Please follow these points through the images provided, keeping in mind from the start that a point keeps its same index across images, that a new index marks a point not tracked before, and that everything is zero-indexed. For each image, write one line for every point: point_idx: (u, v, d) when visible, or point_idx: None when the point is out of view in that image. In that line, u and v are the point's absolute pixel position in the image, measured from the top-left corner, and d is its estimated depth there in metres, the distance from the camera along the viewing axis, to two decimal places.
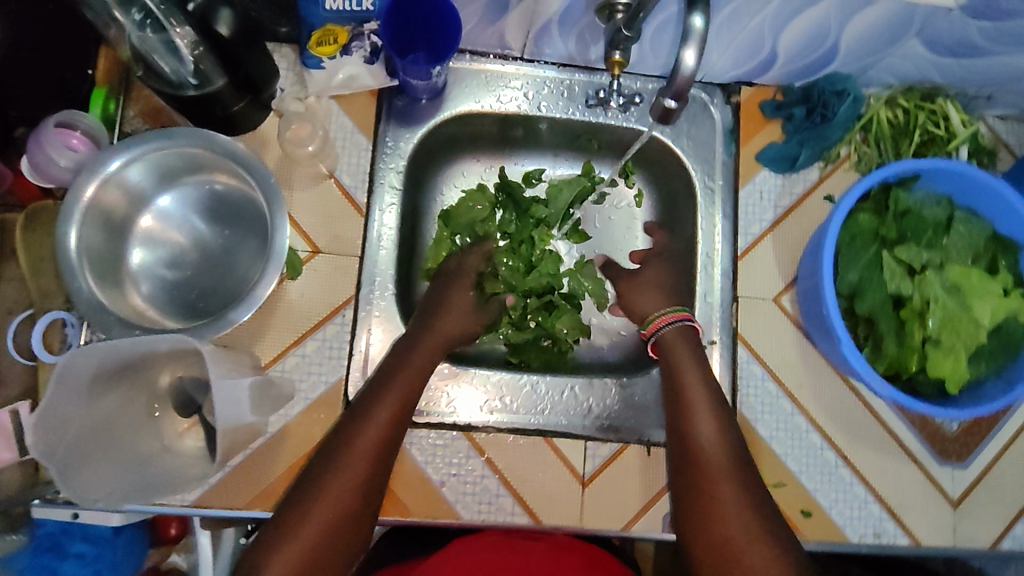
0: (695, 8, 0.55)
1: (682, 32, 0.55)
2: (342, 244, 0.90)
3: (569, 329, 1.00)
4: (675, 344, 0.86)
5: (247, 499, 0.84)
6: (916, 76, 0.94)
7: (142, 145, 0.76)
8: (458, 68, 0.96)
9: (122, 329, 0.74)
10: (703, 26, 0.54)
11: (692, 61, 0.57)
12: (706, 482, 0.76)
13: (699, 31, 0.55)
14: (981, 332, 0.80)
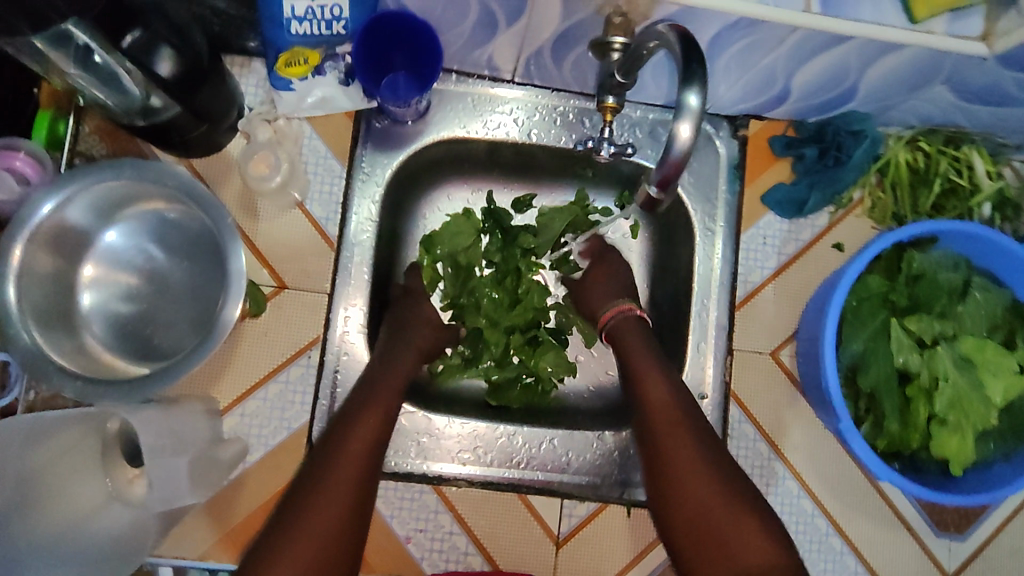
0: (690, 85, 0.52)
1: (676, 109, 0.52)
2: (311, 280, 0.84)
3: (554, 368, 0.90)
4: (625, 338, 0.82)
5: (202, 549, 0.80)
6: (941, 118, 0.85)
7: (86, 180, 0.70)
8: (443, 89, 0.88)
9: (64, 378, 0.69)
10: (698, 108, 0.51)
11: (684, 138, 0.53)
12: (705, 507, 0.68)
13: (693, 108, 0.52)
14: (991, 413, 0.74)
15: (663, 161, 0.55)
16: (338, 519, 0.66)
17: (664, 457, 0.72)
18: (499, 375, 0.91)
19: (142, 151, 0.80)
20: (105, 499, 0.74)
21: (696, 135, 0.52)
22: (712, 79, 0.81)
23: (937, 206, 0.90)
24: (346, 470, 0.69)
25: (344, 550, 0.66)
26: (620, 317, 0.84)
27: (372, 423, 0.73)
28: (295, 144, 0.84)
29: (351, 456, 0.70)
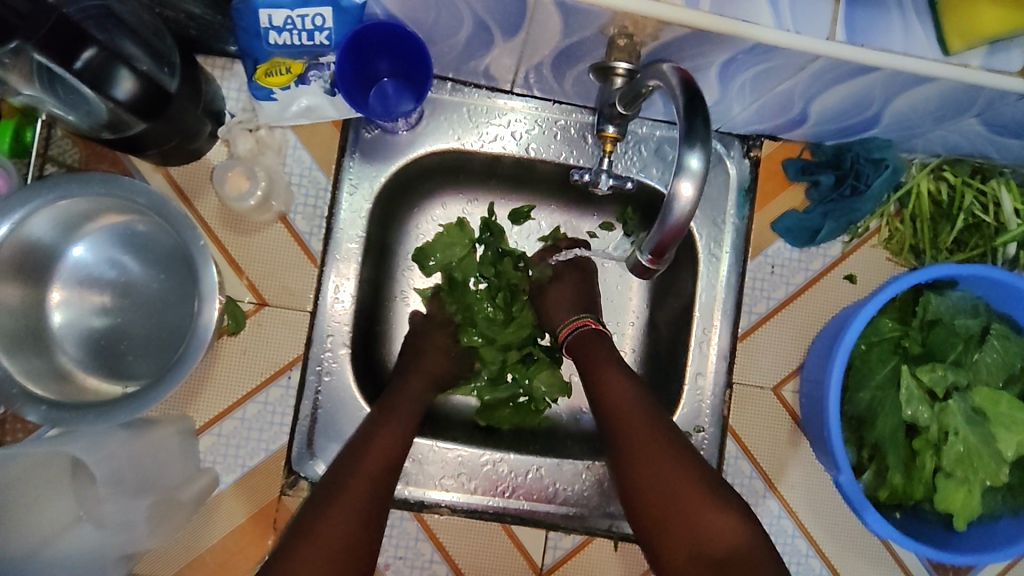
0: (692, 144, 0.49)
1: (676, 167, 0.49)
2: (292, 297, 0.81)
3: (549, 388, 0.86)
4: (587, 345, 0.80)
5: (173, 571, 0.77)
6: (968, 149, 0.80)
7: (51, 196, 0.66)
8: (437, 98, 0.83)
9: (28, 402, 0.65)
10: (701, 166, 0.48)
11: (688, 196, 0.50)
12: (673, 489, 0.67)
13: (696, 169, 0.49)
14: (1002, 470, 0.70)
15: (662, 225, 0.52)
16: (332, 558, 0.62)
17: (654, 494, 0.67)
18: (492, 395, 0.87)
19: (118, 160, 0.77)
20: (75, 519, 0.69)
21: (698, 197, 0.49)
22: (723, 100, 0.76)
23: (959, 240, 0.84)
24: (343, 507, 0.65)
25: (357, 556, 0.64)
26: (585, 335, 0.81)
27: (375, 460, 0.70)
28: (278, 155, 0.80)
29: (350, 494, 0.66)
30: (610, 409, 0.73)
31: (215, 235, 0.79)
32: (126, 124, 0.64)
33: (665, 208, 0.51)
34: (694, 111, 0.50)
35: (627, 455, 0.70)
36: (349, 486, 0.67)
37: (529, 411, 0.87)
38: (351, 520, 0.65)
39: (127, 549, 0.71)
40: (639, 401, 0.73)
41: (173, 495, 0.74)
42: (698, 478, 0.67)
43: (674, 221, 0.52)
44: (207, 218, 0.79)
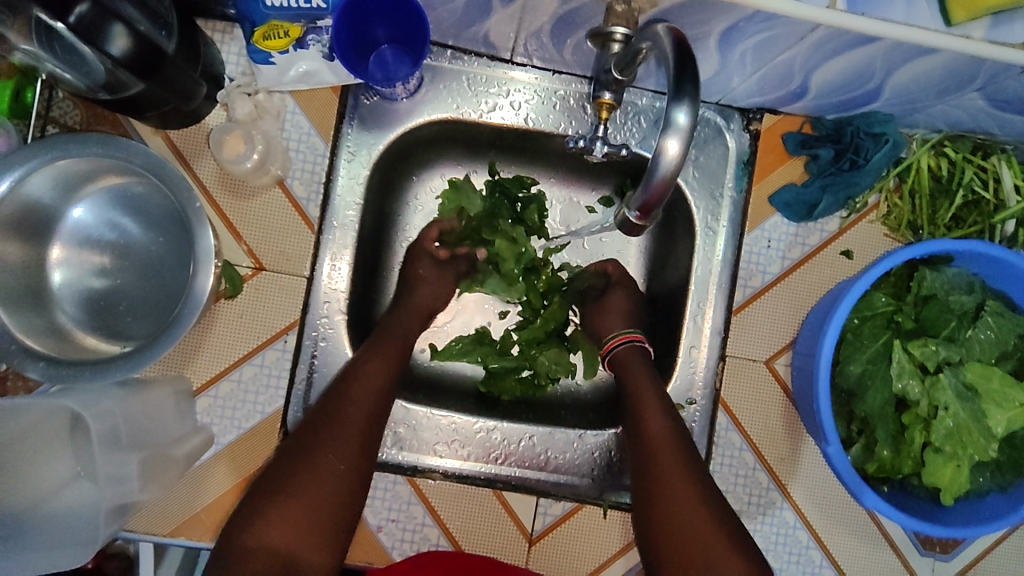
0: (679, 101, 0.49)
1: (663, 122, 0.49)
2: (289, 262, 0.81)
3: (553, 364, 0.89)
4: (627, 364, 0.82)
5: (170, 528, 0.78)
6: (971, 124, 0.79)
7: (48, 156, 0.66)
8: (436, 66, 0.83)
9: (26, 359, 0.67)
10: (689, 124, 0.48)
11: (674, 153, 0.49)
12: (676, 496, 0.69)
13: (682, 126, 0.49)
14: (991, 446, 0.70)
15: (649, 181, 0.52)
16: (310, 511, 0.65)
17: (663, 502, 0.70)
18: (498, 363, 0.90)
19: (117, 121, 0.77)
20: (75, 475, 0.70)
21: (684, 154, 0.49)
22: (724, 71, 0.76)
23: (957, 217, 0.84)
24: (319, 480, 0.66)
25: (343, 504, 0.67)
26: (626, 351, 0.82)
27: (352, 428, 0.70)
28: (276, 120, 0.80)
29: (330, 465, 0.67)
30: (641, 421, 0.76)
31: (213, 199, 0.80)
32: (122, 85, 0.64)
33: (652, 163, 0.51)
34: (683, 71, 0.49)
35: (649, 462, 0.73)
36: (325, 459, 0.67)
37: (531, 386, 0.90)
38: (325, 493, 0.66)
39: (117, 501, 0.71)
40: (667, 419, 0.75)
41: (165, 451, 0.75)
42: (705, 489, 0.70)
43: (659, 177, 0.52)
44: (206, 183, 0.80)
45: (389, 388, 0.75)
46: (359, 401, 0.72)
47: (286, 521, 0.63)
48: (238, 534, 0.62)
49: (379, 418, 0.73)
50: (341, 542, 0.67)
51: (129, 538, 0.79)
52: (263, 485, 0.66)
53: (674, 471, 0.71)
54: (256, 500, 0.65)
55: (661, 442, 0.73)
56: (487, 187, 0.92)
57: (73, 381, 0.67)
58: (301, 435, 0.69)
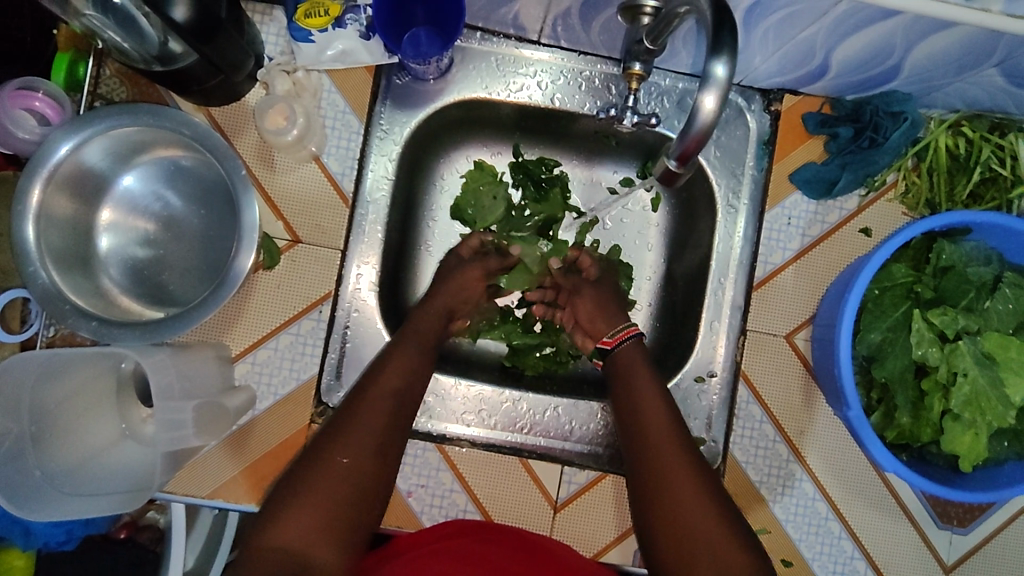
0: (718, 55, 0.53)
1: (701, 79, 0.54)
2: (324, 235, 0.84)
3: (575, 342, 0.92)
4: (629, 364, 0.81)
5: (207, 490, 0.81)
6: (988, 103, 0.81)
7: (102, 124, 0.70)
8: (466, 47, 0.86)
9: (79, 318, 0.70)
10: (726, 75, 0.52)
11: (712, 107, 0.54)
12: (690, 501, 0.69)
13: (720, 79, 0.53)
14: (1009, 413, 0.72)
15: (685, 132, 0.57)
16: (319, 518, 0.64)
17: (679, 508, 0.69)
18: (521, 340, 0.92)
19: (163, 99, 0.80)
20: (119, 435, 0.74)
21: (720, 108, 0.54)
22: (746, 50, 0.78)
23: (975, 194, 0.86)
24: (330, 482, 0.65)
25: (356, 508, 0.66)
26: (631, 347, 0.82)
27: (365, 429, 0.70)
28: (314, 98, 0.83)
29: (337, 464, 0.67)
30: (640, 411, 0.76)
31: (253, 174, 0.83)
32: (174, 59, 0.70)
33: (689, 117, 0.56)
34: (722, 23, 0.53)
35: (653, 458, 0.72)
36: (335, 460, 0.67)
37: (554, 362, 0.93)
38: (339, 493, 0.65)
39: (172, 448, 0.72)
40: (670, 413, 0.75)
41: (219, 402, 0.76)
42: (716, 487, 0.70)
43: (696, 130, 0.57)
44: (246, 158, 0.83)
45: (409, 386, 0.75)
46: (371, 404, 0.71)
47: (300, 532, 0.62)
48: (254, 539, 0.62)
49: (398, 419, 0.72)
50: (357, 541, 0.66)
51: (167, 500, 0.81)
52: (276, 492, 0.66)
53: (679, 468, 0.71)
54: (269, 508, 0.65)
55: (667, 444, 0.73)
56: (511, 169, 0.95)
57: (121, 340, 0.71)
58: (315, 440, 0.69)
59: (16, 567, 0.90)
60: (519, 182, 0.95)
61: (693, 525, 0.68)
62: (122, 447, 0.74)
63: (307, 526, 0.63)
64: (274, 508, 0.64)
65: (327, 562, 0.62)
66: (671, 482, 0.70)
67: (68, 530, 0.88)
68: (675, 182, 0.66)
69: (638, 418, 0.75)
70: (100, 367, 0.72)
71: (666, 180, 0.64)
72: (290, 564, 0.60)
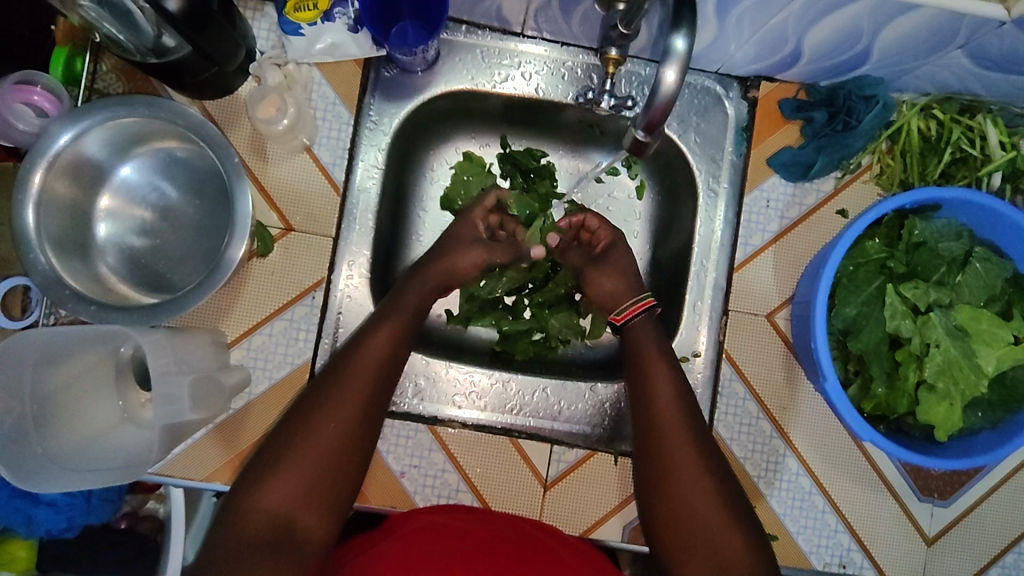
0: (677, 30, 0.57)
1: (662, 52, 0.58)
2: (316, 223, 0.86)
3: (563, 327, 0.94)
4: (639, 338, 0.83)
5: (205, 473, 0.83)
6: (957, 85, 0.84)
7: (100, 115, 0.73)
8: (452, 40, 0.89)
9: (78, 303, 0.72)
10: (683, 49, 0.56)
11: (672, 82, 0.58)
12: (675, 465, 0.74)
13: (680, 53, 0.57)
14: (981, 382, 0.74)
15: (650, 104, 0.60)
16: (304, 482, 0.69)
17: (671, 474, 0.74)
18: (510, 326, 0.94)
19: (158, 92, 0.83)
20: (119, 419, 0.76)
21: (680, 82, 0.58)
22: (721, 38, 0.81)
23: (947, 173, 0.89)
24: (317, 448, 0.70)
25: (342, 473, 0.71)
26: (640, 323, 0.84)
27: (354, 396, 0.73)
28: (304, 90, 0.86)
29: (325, 430, 0.71)
30: (653, 400, 0.78)
31: (246, 164, 0.86)
32: (167, 51, 0.72)
33: (653, 89, 0.60)
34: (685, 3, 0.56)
35: (655, 425, 0.76)
36: (322, 429, 0.71)
37: (543, 347, 0.95)
38: (322, 461, 0.70)
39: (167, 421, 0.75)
40: (685, 404, 0.78)
41: (215, 377, 0.78)
42: (706, 454, 0.75)
43: (660, 101, 0.60)
44: (240, 149, 0.86)
45: (397, 353, 0.78)
46: (362, 370, 0.75)
47: (285, 494, 0.68)
48: (243, 500, 0.67)
49: (382, 390, 0.76)
50: (340, 508, 0.71)
51: (165, 483, 0.83)
52: (264, 452, 0.70)
53: (685, 453, 0.74)
54: (259, 468, 0.69)
55: (671, 424, 0.76)
56: (499, 159, 0.97)
57: (118, 321, 0.73)
58: (302, 404, 0.73)
59: (19, 558, 0.91)
60: (507, 172, 0.98)
61: (675, 493, 0.73)
62: (122, 431, 0.75)
63: (294, 490, 0.68)
64: (261, 470, 0.69)
65: (311, 525, 0.68)
66: (666, 452, 0.75)
67: (69, 517, 0.88)
68: (645, 151, 0.69)
69: (650, 404, 0.78)
70: (99, 353, 0.75)
71: (635, 150, 0.67)
72: (277, 528, 0.66)
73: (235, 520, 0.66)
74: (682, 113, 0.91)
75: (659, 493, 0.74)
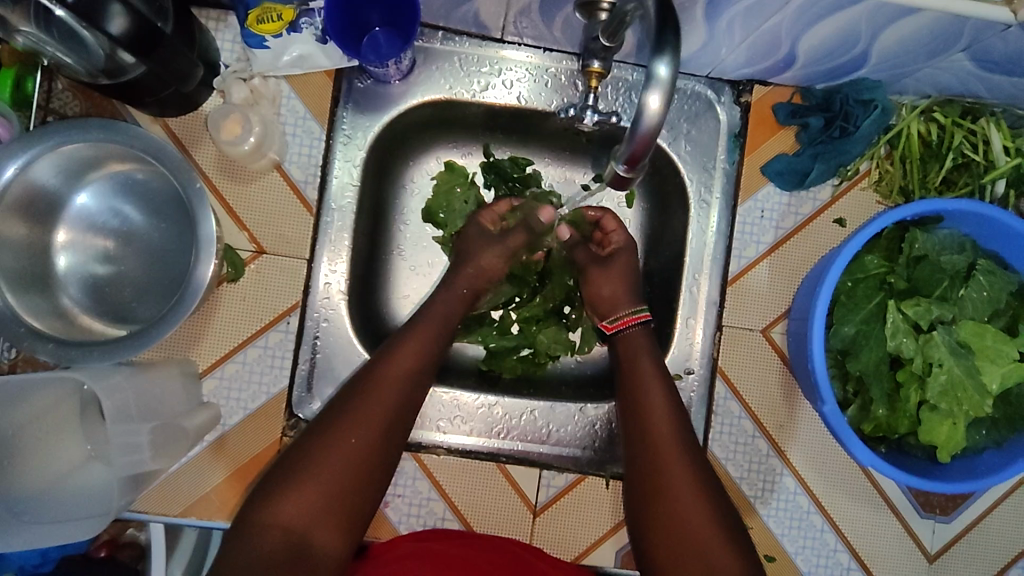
0: (660, 55, 0.53)
1: (643, 78, 0.54)
2: (289, 245, 0.82)
3: (552, 342, 0.90)
4: (637, 357, 0.80)
5: (180, 508, 0.80)
6: (959, 88, 0.80)
7: (51, 141, 0.68)
8: (428, 47, 0.84)
9: (35, 341, 0.68)
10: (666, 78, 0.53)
11: (655, 107, 0.54)
12: (686, 481, 0.70)
13: (663, 81, 0.54)
14: (986, 401, 0.71)
15: (633, 135, 0.57)
16: (324, 496, 0.65)
17: (677, 490, 0.70)
18: (497, 343, 0.90)
19: (118, 113, 0.79)
20: (87, 457, 0.72)
21: (666, 109, 0.54)
22: (711, 42, 0.77)
23: (948, 179, 0.86)
24: (337, 461, 0.66)
25: (361, 490, 0.67)
26: (634, 335, 0.82)
27: (379, 410, 0.70)
28: (272, 104, 0.82)
29: (346, 443, 0.68)
30: (645, 420, 0.75)
31: (213, 184, 0.81)
32: (122, 70, 0.67)
33: (635, 119, 0.56)
34: (666, 19, 0.53)
35: (650, 441, 0.73)
36: (344, 440, 0.68)
37: (531, 364, 0.91)
38: (343, 475, 0.66)
39: (129, 470, 0.73)
40: (679, 429, 0.74)
41: (176, 422, 0.76)
42: (703, 479, 0.71)
43: (644, 132, 0.57)
44: (205, 169, 0.81)
45: (424, 369, 0.76)
46: (390, 382, 0.72)
47: (300, 509, 0.64)
48: (257, 513, 0.63)
49: (408, 404, 0.73)
50: (357, 529, 0.67)
51: (140, 519, 0.80)
52: (278, 467, 0.67)
53: (677, 474, 0.71)
54: (273, 482, 0.66)
55: (667, 435, 0.73)
56: (482, 170, 0.93)
57: (81, 362, 0.69)
58: (324, 415, 0.70)
59: None
60: (491, 182, 0.93)
61: (676, 516, 0.68)
62: (87, 470, 0.72)
63: (309, 504, 0.64)
64: (277, 484, 0.65)
65: (326, 545, 0.64)
66: (663, 476, 0.71)
67: (43, 552, 0.87)
68: (629, 185, 0.66)
69: (644, 424, 0.74)
70: (60, 392, 0.71)
71: (617, 184, 0.64)
72: (290, 545, 0.62)
73: (247, 535, 0.62)
74: (672, 119, 0.87)
75: (654, 522, 0.70)
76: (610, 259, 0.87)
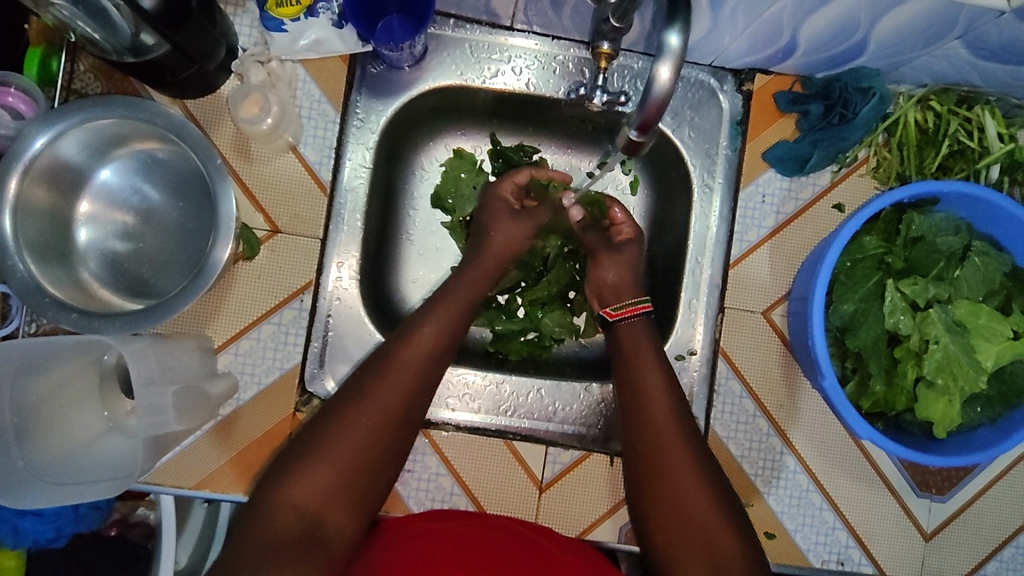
0: (672, 26, 0.57)
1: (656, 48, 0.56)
2: (304, 225, 0.84)
3: (558, 327, 0.93)
4: (636, 344, 0.81)
5: (195, 480, 0.81)
6: (955, 76, 0.82)
7: (77, 118, 0.71)
8: (440, 34, 0.87)
9: (59, 311, 0.71)
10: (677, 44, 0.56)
11: (666, 77, 0.57)
12: (678, 458, 0.72)
13: (674, 50, 0.57)
14: (980, 378, 0.73)
15: (644, 103, 0.59)
16: (337, 476, 0.67)
17: (663, 474, 0.72)
18: (504, 326, 0.92)
19: (138, 93, 0.81)
20: (105, 428, 0.74)
21: (675, 78, 0.57)
22: (715, 30, 0.79)
23: (944, 166, 0.88)
24: (351, 442, 0.68)
25: (374, 471, 0.69)
26: (636, 322, 0.83)
27: (393, 393, 0.72)
28: (288, 87, 0.84)
29: (361, 425, 0.69)
30: (644, 405, 0.76)
31: (230, 164, 0.84)
32: (146, 49, 0.71)
33: (645, 88, 0.59)
34: None
35: (646, 426, 0.75)
36: (359, 422, 0.69)
37: (537, 347, 0.93)
38: (357, 457, 0.68)
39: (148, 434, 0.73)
40: (677, 410, 0.76)
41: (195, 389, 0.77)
42: (700, 457, 0.73)
43: (655, 99, 0.59)
44: (223, 149, 0.83)
45: (440, 353, 0.77)
46: (406, 364, 0.74)
47: (313, 489, 0.65)
48: (273, 491, 0.65)
49: (423, 386, 0.74)
50: (369, 508, 0.69)
51: (154, 492, 0.81)
52: (294, 447, 0.68)
53: (676, 453, 0.73)
54: (291, 459, 0.67)
55: (663, 412, 0.75)
56: (490, 157, 0.95)
57: (102, 331, 0.72)
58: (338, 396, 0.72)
59: (7, 568, 0.87)
60: (499, 169, 0.96)
61: (670, 494, 0.71)
62: (109, 439, 0.74)
63: (323, 484, 0.66)
64: (292, 462, 0.67)
65: (338, 524, 0.66)
66: (656, 460, 0.73)
67: (56, 527, 0.86)
68: (640, 151, 0.67)
69: (642, 408, 0.76)
70: (82, 363, 0.73)
71: (630, 150, 0.66)
72: (304, 522, 0.63)
73: (261, 512, 0.63)
74: (676, 107, 0.89)
75: (654, 498, 0.72)
76: (621, 247, 0.89)
